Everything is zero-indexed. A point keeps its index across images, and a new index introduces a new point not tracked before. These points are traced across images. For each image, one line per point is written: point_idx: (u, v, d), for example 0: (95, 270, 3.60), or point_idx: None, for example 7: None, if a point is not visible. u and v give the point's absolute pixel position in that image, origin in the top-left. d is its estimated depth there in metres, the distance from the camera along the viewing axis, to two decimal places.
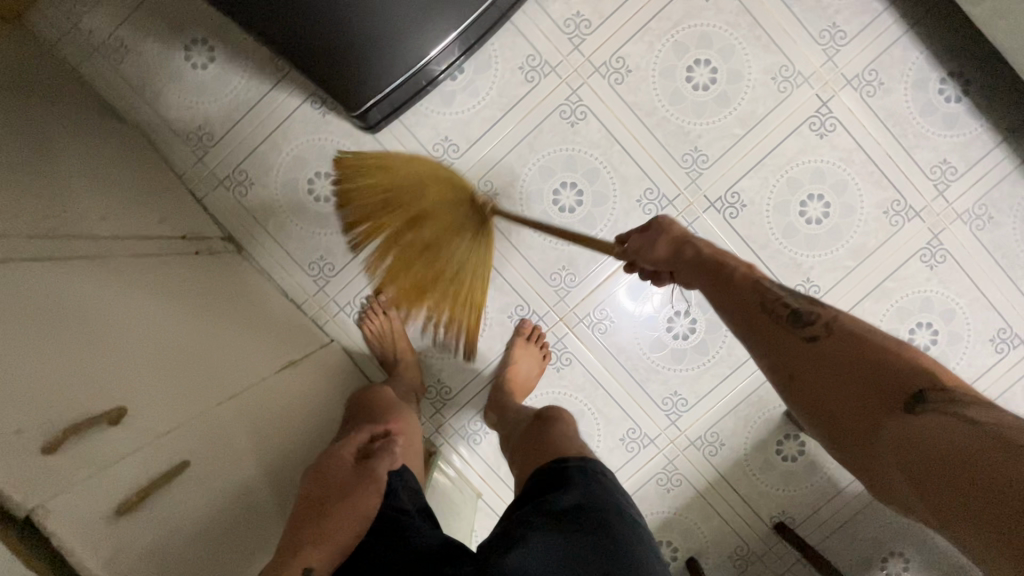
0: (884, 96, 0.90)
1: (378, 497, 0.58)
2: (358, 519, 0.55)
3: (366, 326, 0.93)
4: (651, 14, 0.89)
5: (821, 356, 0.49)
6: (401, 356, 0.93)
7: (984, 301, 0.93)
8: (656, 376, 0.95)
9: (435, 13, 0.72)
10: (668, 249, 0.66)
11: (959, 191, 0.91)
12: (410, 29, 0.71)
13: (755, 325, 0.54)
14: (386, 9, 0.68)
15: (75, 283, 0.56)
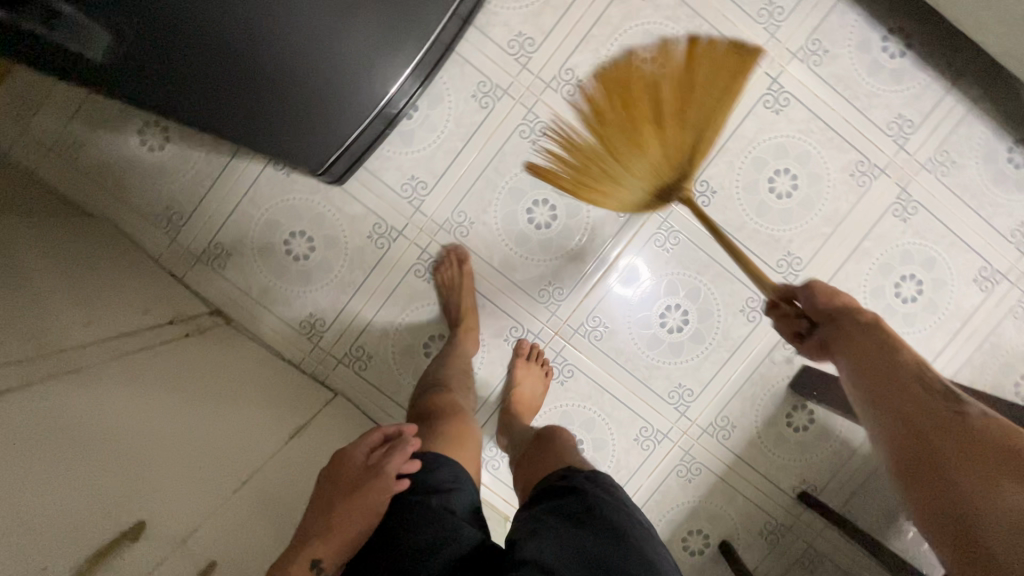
0: (830, 63, 0.91)
1: (390, 493, 0.57)
2: (369, 514, 0.57)
3: (439, 273, 0.92)
4: (590, 22, 0.90)
5: (962, 438, 0.51)
6: (466, 310, 0.91)
7: (961, 243, 0.95)
8: (658, 373, 0.96)
9: (380, 64, 0.73)
10: (835, 303, 0.66)
11: (919, 142, 0.93)
12: (358, 84, 0.72)
13: (898, 393, 0.57)
14: (335, 71, 0.68)
15: (74, 399, 0.56)
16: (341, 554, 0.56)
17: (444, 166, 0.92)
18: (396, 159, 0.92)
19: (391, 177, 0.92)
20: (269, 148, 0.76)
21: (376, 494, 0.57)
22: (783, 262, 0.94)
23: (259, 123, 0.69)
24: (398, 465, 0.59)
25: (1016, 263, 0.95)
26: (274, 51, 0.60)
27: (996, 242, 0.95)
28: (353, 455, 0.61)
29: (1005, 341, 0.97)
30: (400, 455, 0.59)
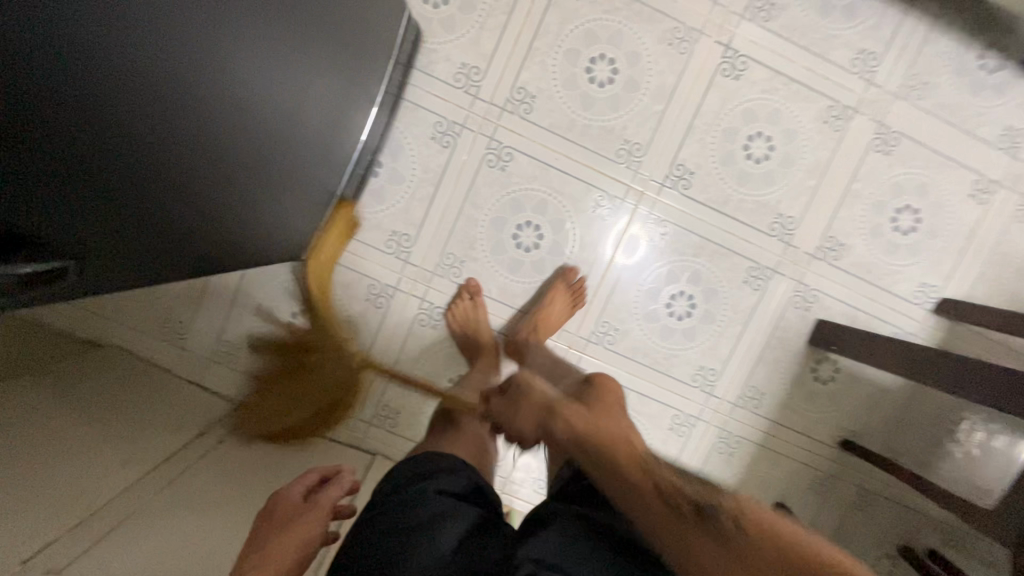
0: (780, 15, 0.89)
1: (320, 524, 0.65)
2: (304, 544, 0.62)
3: (450, 314, 0.93)
4: (530, 34, 0.88)
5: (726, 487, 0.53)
6: (483, 342, 0.91)
7: (951, 162, 0.93)
8: (678, 361, 0.97)
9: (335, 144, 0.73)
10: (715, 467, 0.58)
11: (886, 73, 0.91)
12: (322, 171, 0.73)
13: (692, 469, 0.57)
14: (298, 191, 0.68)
15: (120, 560, 0.59)
16: None
17: (422, 214, 0.92)
18: (373, 218, 0.92)
19: (373, 236, 0.92)
20: (270, 253, 0.75)
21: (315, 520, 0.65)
22: (776, 224, 0.93)
23: (252, 235, 0.67)
24: (332, 496, 0.70)
25: (1009, 168, 0.94)
26: (252, 146, 0.56)
27: (985, 152, 0.93)
28: (287, 494, 0.68)
29: (1016, 247, 0.95)
30: (335, 487, 0.71)
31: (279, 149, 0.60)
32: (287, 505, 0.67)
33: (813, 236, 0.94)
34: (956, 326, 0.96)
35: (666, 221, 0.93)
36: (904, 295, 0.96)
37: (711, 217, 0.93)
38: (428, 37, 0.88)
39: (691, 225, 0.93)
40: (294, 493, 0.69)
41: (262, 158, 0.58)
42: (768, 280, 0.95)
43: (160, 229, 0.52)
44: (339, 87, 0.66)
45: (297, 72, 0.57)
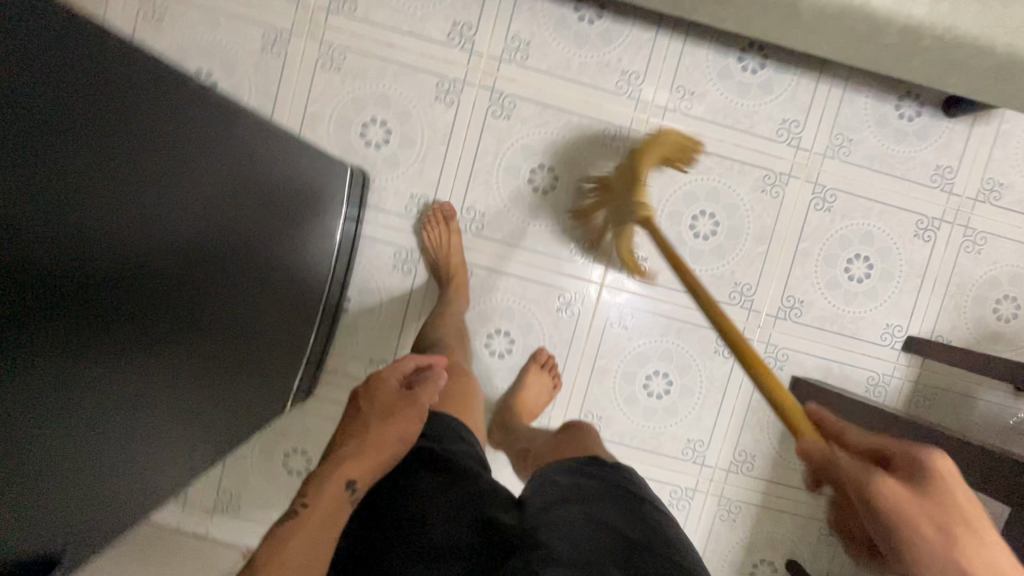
0: (701, 101, 0.94)
1: (419, 421, 0.69)
2: (401, 439, 0.66)
3: (426, 232, 0.91)
4: (470, 158, 0.93)
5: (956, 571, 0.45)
6: (455, 272, 0.91)
7: (890, 207, 0.97)
8: (665, 437, 0.98)
9: (300, 302, 0.77)
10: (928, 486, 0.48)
11: (812, 137, 0.95)
12: (295, 320, 0.77)
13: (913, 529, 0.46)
14: (284, 321, 0.75)
15: None
16: (371, 475, 0.63)
17: (396, 338, 0.96)
18: (350, 350, 0.96)
19: (353, 367, 0.96)
20: (274, 366, 0.75)
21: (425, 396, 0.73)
22: (734, 293, 0.97)
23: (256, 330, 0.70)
24: (427, 395, 0.73)
25: (947, 204, 0.97)
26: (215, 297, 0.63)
27: (921, 193, 0.97)
28: (386, 382, 0.74)
29: (969, 277, 0.98)
30: (427, 388, 0.74)
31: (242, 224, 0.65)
32: (387, 396, 0.72)
33: (772, 297, 0.97)
34: (927, 361, 0.99)
35: (629, 307, 0.96)
36: (871, 338, 0.98)
37: (671, 296, 0.96)
38: (376, 176, 0.93)
39: (654, 306, 0.97)
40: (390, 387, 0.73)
41: (223, 235, 0.63)
42: None
43: (156, 319, 0.56)
44: (288, 213, 0.72)
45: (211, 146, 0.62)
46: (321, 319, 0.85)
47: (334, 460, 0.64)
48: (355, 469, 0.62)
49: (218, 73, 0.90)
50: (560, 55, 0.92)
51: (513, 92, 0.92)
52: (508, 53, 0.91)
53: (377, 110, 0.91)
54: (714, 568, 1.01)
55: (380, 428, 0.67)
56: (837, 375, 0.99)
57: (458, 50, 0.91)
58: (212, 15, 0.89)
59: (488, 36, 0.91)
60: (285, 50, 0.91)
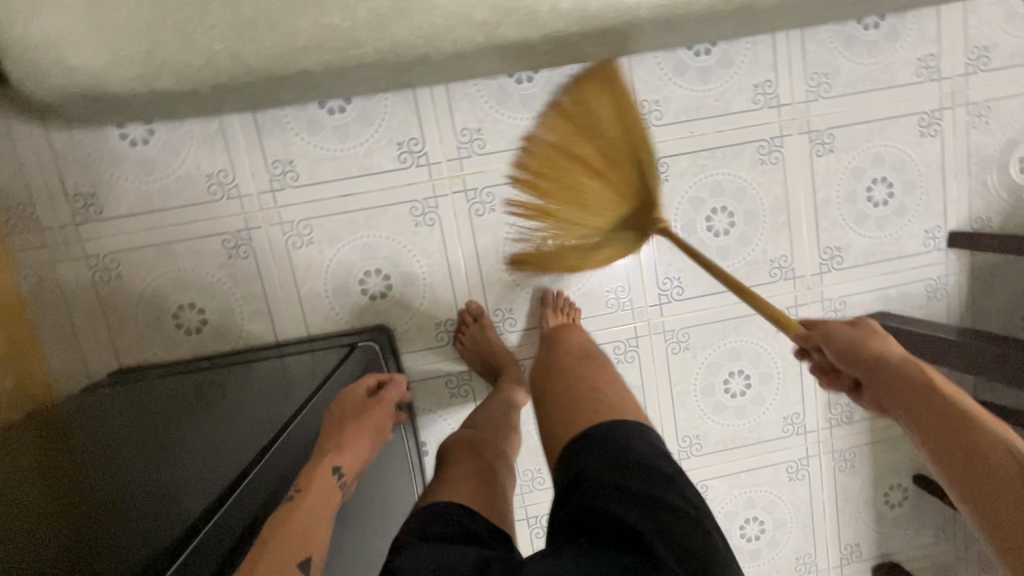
0: (669, 106, 0.89)
1: (389, 421, 0.71)
2: (374, 437, 0.68)
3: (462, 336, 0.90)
4: (475, 265, 0.90)
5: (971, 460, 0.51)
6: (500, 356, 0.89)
7: (888, 120, 0.94)
8: (764, 423, 1.00)
9: (409, 462, 0.87)
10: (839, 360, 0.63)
11: (789, 89, 0.91)
12: (413, 475, 0.86)
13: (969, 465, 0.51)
14: (409, 487, 0.84)
15: None
16: (353, 467, 0.62)
17: None
18: None
19: None
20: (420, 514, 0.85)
21: (382, 417, 0.71)
22: (774, 269, 0.95)
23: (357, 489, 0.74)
24: (396, 396, 0.75)
25: (941, 91, 0.94)
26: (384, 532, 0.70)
27: (912, 94, 0.93)
28: (351, 392, 0.72)
29: (987, 150, 0.96)
30: (395, 389, 0.76)
31: (304, 428, 0.64)
32: (354, 400, 0.71)
33: (810, 256, 0.96)
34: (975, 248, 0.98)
35: (684, 329, 0.96)
36: (917, 251, 0.98)
37: (717, 301, 0.95)
38: (396, 324, 0.90)
39: (706, 318, 0.96)
40: (356, 396, 0.72)
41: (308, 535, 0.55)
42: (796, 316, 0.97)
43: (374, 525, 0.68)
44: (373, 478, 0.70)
45: (124, 532, 0.49)
46: (424, 453, 0.95)
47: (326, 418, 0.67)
48: (343, 457, 0.62)
49: (200, 300, 0.86)
50: (515, 126, 0.87)
51: (487, 186, 0.88)
52: (464, 149, 0.87)
53: (367, 262, 0.88)
54: (851, 512, 1.05)
55: (355, 434, 0.65)
56: (896, 297, 0.99)
57: (415, 168, 0.86)
58: (164, 247, 0.85)
59: (438, 143, 0.86)
60: (250, 247, 0.86)
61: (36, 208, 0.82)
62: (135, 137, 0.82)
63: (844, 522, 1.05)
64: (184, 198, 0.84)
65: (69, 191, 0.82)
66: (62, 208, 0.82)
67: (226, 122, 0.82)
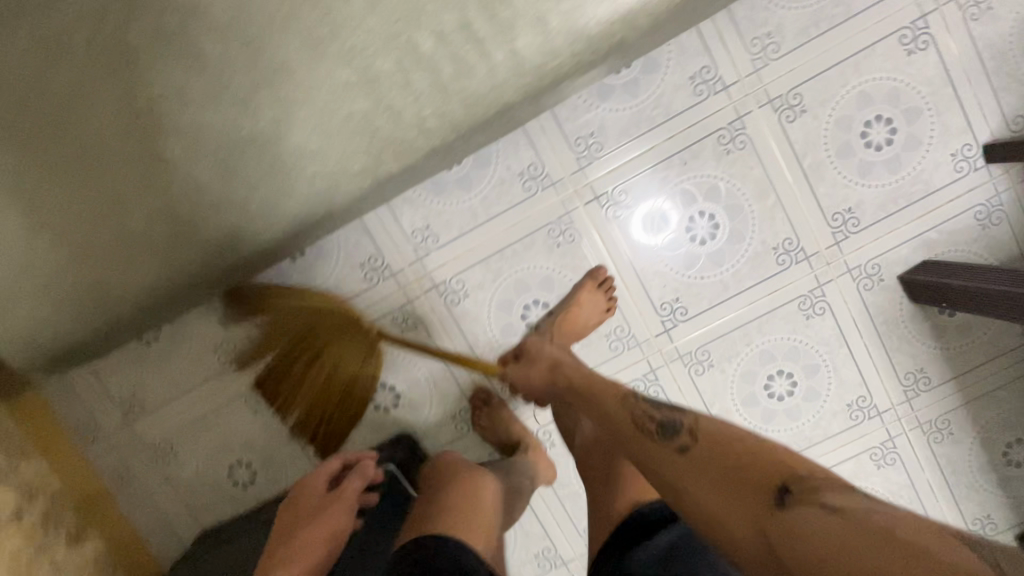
0: (605, 133, 0.84)
1: (349, 507, 0.72)
2: (333, 530, 0.69)
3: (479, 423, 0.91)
4: (469, 350, 0.91)
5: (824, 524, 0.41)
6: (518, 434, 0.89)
7: (862, 52, 0.81)
8: (825, 416, 0.91)
9: None
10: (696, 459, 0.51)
11: (731, 66, 0.82)
12: None
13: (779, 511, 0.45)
14: None
15: None
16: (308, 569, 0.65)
17: (541, 526, 0.96)
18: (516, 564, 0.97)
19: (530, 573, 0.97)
20: None
21: (341, 505, 0.72)
22: (780, 256, 0.86)
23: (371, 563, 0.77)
24: (354, 481, 0.75)
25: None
26: None
27: (880, 15, 0.80)
28: (312, 484, 0.76)
29: (1002, 40, 0.80)
30: (356, 475, 0.76)
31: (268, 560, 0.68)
32: (314, 495, 0.74)
33: (819, 228, 0.85)
34: None
35: (701, 348, 0.90)
36: (949, 180, 0.84)
37: (727, 308, 0.88)
38: (416, 427, 0.94)
39: (720, 330, 0.89)
40: (316, 491, 0.75)
41: None
42: (823, 296, 0.87)
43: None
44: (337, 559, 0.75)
45: None
46: None
47: (284, 524, 0.73)
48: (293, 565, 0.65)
49: (245, 456, 0.96)
50: (460, 211, 0.87)
51: (454, 275, 0.89)
52: (421, 249, 0.88)
53: None
54: (964, 483, 0.91)
55: (309, 536, 0.68)
56: (942, 239, 0.85)
57: (383, 282, 0.89)
58: (201, 420, 0.95)
59: (396, 252, 0.88)
60: (268, 398, 0.93)
61: (97, 420, 0.95)
62: (150, 337, 0.92)
63: (961, 496, 0.92)
64: (202, 374, 0.93)
65: (114, 398, 0.94)
66: (115, 414, 0.95)
67: (214, 300, 0.91)
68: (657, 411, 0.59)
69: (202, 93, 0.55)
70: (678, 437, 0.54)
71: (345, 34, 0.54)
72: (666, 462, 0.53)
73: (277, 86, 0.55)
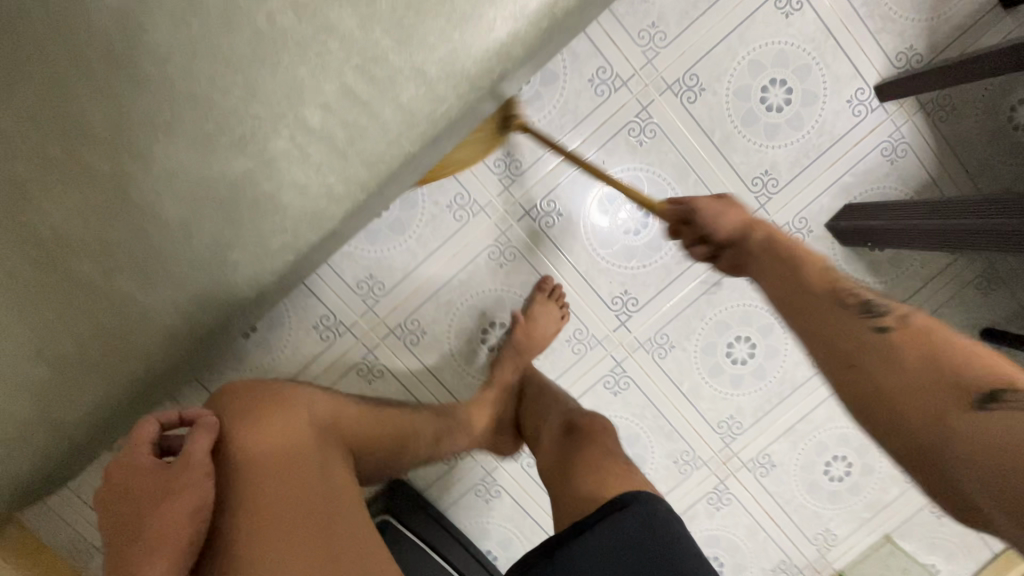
0: (521, 149, 0.86)
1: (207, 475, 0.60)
2: (200, 503, 0.59)
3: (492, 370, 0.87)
4: (439, 384, 0.93)
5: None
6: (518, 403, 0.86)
7: (744, 22, 0.85)
8: (788, 370, 0.95)
9: None
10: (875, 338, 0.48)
11: (626, 61, 0.84)
12: None
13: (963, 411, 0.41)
14: None
15: None
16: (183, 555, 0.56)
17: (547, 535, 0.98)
18: None
19: None
20: None
21: (193, 476, 0.59)
22: None
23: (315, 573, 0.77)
24: (200, 442, 0.61)
25: None
26: None
27: None
28: (139, 469, 0.62)
29: None
30: (198, 436, 0.62)
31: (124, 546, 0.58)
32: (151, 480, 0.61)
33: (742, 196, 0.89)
34: None
35: (659, 332, 0.92)
36: (851, 125, 0.88)
37: (675, 289, 0.91)
38: None
39: (674, 312, 0.92)
40: (148, 473, 0.61)
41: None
42: None
43: None
44: None
45: None
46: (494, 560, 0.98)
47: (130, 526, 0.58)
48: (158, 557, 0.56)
49: None
50: (399, 253, 0.88)
51: (408, 317, 0.90)
52: (370, 298, 0.89)
53: None
54: None
55: (167, 518, 0.57)
56: (857, 181, 0.89)
57: (340, 339, 0.90)
58: None
59: (346, 307, 0.89)
60: None
61: (86, 538, 0.94)
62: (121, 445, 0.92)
63: None
64: None
65: None
66: None
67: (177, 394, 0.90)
68: (871, 294, 0.54)
69: (102, 211, 0.56)
70: (884, 317, 0.50)
71: (233, 125, 0.55)
72: (863, 335, 0.49)
73: (178, 189, 0.56)
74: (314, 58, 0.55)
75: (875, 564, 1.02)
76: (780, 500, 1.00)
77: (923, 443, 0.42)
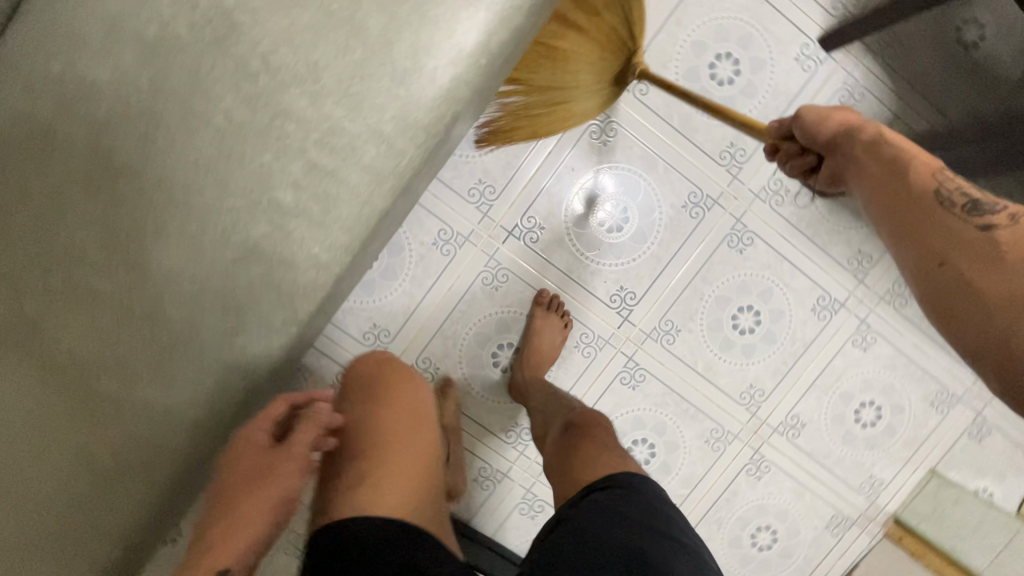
0: (491, 173, 0.88)
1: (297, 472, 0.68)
2: (286, 492, 0.67)
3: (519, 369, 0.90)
4: (462, 414, 0.95)
5: None
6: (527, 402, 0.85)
7: (678, 6, 0.86)
8: (797, 328, 0.95)
9: None
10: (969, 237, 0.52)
11: None
12: None
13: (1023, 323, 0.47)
14: None
15: None
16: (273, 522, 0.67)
17: None
18: None
19: None
20: None
21: (284, 474, 0.67)
22: (691, 210, 0.91)
23: None
24: (304, 437, 0.70)
25: None
26: None
27: None
28: (249, 443, 0.68)
29: None
30: (306, 428, 0.70)
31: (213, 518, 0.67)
32: (255, 458, 0.68)
33: (713, 172, 0.90)
34: None
35: (662, 320, 0.94)
36: (803, 81, 0.89)
37: (669, 274, 0.93)
38: None
39: (672, 297, 0.93)
40: (251, 453, 0.68)
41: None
42: (745, 227, 0.92)
43: None
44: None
45: None
46: None
47: (225, 496, 0.67)
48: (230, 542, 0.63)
49: None
50: (397, 298, 0.90)
51: (418, 356, 0.92)
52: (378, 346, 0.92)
53: None
54: None
55: (255, 504, 0.66)
56: None
57: None
58: None
59: None
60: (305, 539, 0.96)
61: None
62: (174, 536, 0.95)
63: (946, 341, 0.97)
64: None
65: None
66: None
67: None
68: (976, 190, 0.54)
69: (110, 326, 0.58)
70: (993, 216, 0.52)
71: (214, 221, 0.58)
72: (959, 229, 0.52)
73: (175, 291, 0.59)
74: (275, 142, 0.58)
75: (926, 500, 1.02)
76: (818, 457, 1.00)
77: (989, 336, 0.49)
